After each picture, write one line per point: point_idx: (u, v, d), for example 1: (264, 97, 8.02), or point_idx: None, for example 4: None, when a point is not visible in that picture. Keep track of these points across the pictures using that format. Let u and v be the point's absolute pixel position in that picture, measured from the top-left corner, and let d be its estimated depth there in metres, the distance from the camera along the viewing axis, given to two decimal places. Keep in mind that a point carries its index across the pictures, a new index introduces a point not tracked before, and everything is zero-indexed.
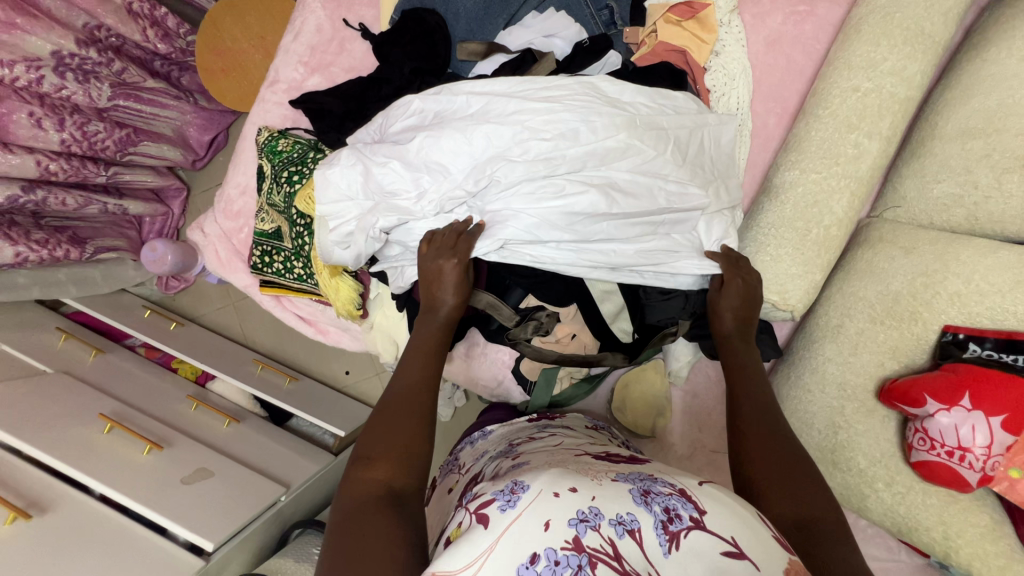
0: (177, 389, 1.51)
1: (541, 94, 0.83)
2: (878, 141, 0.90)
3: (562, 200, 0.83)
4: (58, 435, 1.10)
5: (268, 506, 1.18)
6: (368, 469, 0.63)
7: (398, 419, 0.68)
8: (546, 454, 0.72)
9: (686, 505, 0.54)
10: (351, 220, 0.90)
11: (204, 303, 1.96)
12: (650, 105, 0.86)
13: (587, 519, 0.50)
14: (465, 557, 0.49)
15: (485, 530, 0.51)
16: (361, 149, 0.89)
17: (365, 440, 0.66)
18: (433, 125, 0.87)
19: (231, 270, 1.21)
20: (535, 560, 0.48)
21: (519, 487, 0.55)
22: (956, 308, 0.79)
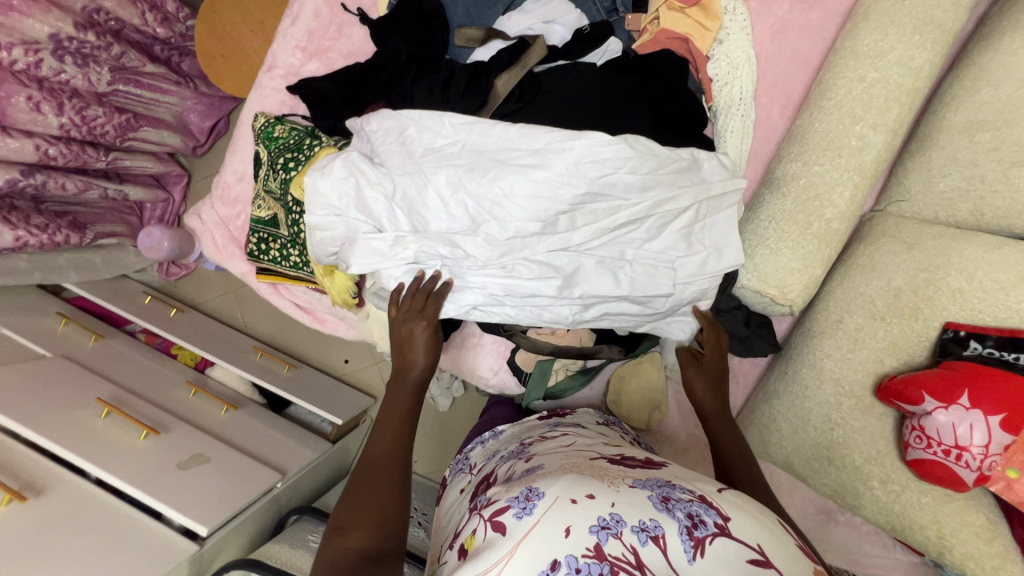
0: (176, 375, 1.52)
1: (532, 158, 0.80)
2: (884, 133, 0.88)
3: (524, 280, 0.85)
4: (56, 418, 1.10)
5: (264, 492, 1.19)
6: (344, 538, 0.62)
7: (371, 485, 0.69)
8: (561, 455, 0.72)
9: (709, 511, 0.56)
10: (336, 233, 0.92)
11: (205, 290, 1.97)
12: (643, 180, 0.80)
13: (609, 526, 0.53)
14: (484, 563, 0.53)
15: (504, 537, 0.55)
16: (353, 166, 0.89)
17: (339, 510, 0.66)
18: (418, 168, 0.85)
19: (228, 257, 1.21)
20: (555, 567, 0.51)
21: (533, 493, 0.58)
22: (958, 305, 0.78)
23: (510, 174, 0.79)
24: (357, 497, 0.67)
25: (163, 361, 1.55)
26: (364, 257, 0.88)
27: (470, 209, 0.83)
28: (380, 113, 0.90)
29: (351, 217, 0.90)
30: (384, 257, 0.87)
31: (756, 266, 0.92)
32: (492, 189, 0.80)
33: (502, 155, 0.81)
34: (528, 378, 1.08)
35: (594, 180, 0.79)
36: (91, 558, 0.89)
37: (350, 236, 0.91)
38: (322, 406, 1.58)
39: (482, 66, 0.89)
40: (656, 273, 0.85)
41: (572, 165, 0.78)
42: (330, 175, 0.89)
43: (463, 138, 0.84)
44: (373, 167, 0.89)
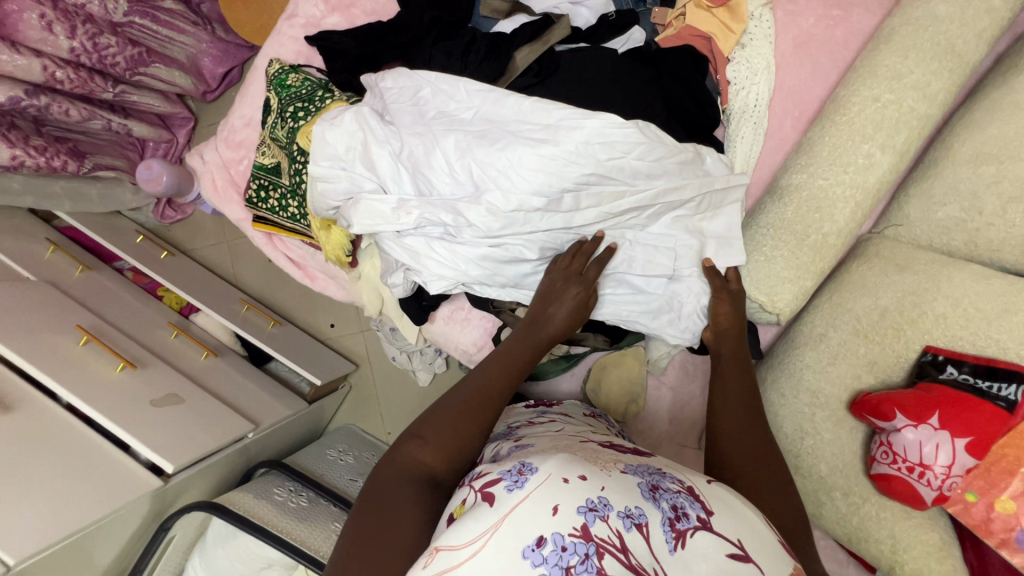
0: (159, 316, 1.51)
1: (543, 131, 0.80)
2: (890, 155, 0.89)
3: (520, 254, 0.85)
4: (34, 340, 1.09)
5: (234, 440, 1.19)
6: (420, 448, 0.65)
7: (462, 409, 0.68)
8: (549, 437, 0.72)
9: (693, 505, 0.57)
10: (339, 187, 0.91)
11: (200, 238, 1.95)
12: (650, 166, 0.80)
13: (596, 508, 0.53)
14: (470, 533, 0.53)
15: (491, 508, 0.54)
16: (362, 121, 0.88)
17: (425, 417, 0.68)
18: (428, 130, 0.85)
19: (226, 201, 1.20)
20: (541, 544, 0.51)
21: (526, 468, 0.58)
22: (941, 330, 0.79)
23: (519, 144, 0.80)
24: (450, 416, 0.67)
25: (146, 300, 1.54)
26: (367, 220, 0.88)
27: (475, 176, 0.82)
28: (396, 71, 0.90)
29: (357, 173, 0.90)
30: (386, 220, 0.87)
31: (749, 273, 0.93)
32: (499, 156, 0.80)
33: (513, 125, 0.82)
34: None
35: (601, 160, 0.79)
36: (55, 478, 0.89)
37: (354, 193, 0.90)
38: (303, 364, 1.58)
39: (503, 37, 0.88)
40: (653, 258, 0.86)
41: (580, 142, 0.79)
42: (340, 126, 0.89)
43: (478, 106, 0.84)
44: (383, 123, 0.88)
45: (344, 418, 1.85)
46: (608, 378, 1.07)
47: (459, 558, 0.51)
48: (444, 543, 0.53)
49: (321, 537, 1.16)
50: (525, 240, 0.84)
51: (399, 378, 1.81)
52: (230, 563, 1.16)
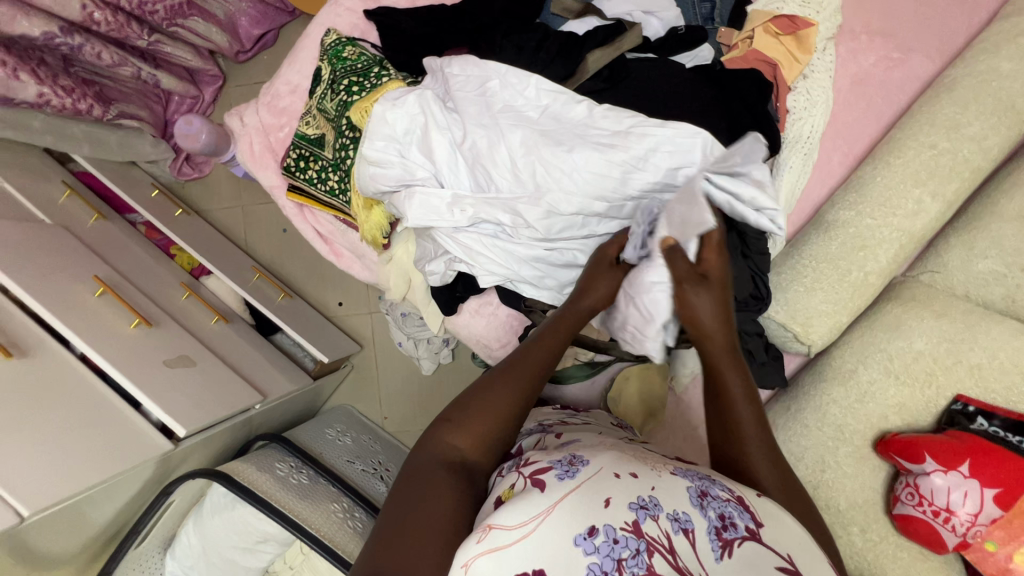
0: (170, 274, 1.47)
1: (607, 138, 0.81)
2: (938, 203, 0.91)
3: (573, 257, 0.88)
4: (51, 285, 1.06)
5: (241, 410, 1.17)
6: (454, 432, 0.65)
7: (495, 397, 0.67)
8: (594, 434, 0.74)
9: (744, 515, 0.56)
10: (393, 170, 0.90)
11: (215, 200, 1.91)
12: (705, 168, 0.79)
13: (647, 507, 0.54)
14: (522, 515, 0.54)
15: (541, 493, 0.56)
16: (423, 107, 0.88)
17: (454, 403, 0.67)
18: (494, 123, 0.85)
19: (261, 167, 1.17)
20: (592, 534, 0.52)
21: (577, 460, 0.60)
22: (974, 380, 0.82)
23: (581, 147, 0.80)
24: (478, 401, 0.67)
25: (157, 257, 1.50)
26: (422, 211, 0.88)
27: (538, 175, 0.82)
28: (464, 58, 0.89)
29: (412, 159, 0.90)
30: (441, 215, 0.88)
31: (786, 302, 0.93)
32: (560, 158, 0.81)
33: (579, 128, 0.82)
34: None
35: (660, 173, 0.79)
36: (68, 430, 0.86)
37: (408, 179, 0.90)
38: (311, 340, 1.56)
39: (576, 39, 0.88)
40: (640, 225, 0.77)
41: (644, 153, 0.79)
42: (401, 108, 0.89)
43: (546, 105, 0.85)
44: (445, 110, 0.88)
45: (342, 398, 1.83)
46: (629, 390, 1.07)
47: (509, 538, 0.52)
48: (496, 521, 0.54)
49: (321, 516, 1.15)
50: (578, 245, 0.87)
51: (402, 364, 1.79)
52: (226, 533, 1.14)
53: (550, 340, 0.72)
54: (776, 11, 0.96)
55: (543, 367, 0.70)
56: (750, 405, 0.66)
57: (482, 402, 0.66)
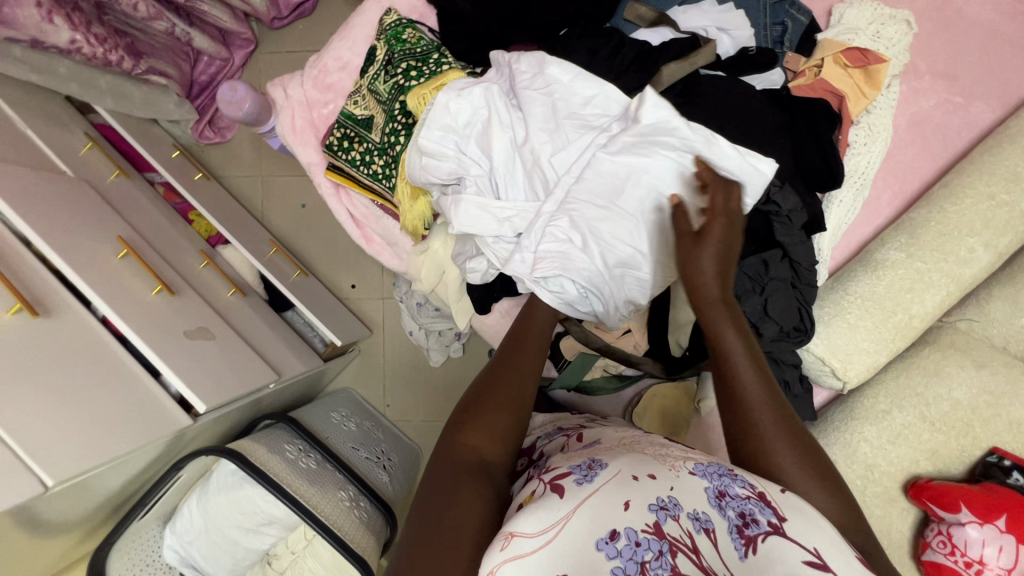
0: (188, 241, 1.42)
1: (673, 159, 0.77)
2: (990, 254, 0.91)
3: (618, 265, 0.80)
4: (75, 242, 1.02)
5: (255, 389, 1.14)
6: (465, 434, 0.64)
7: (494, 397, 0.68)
8: (614, 432, 0.73)
9: (764, 510, 0.53)
10: (445, 165, 0.87)
11: (235, 166, 1.86)
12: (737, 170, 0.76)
13: (667, 507, 0.51)
14: (541, 522, 0.51)
15: (562, 499, 0.53)
16: (484, 102, 0.86)
17: (460, 408, 0.67)
18: (557, 127, 0.83)
19: (301, 142, 1.14)
20: (614, 538, 0.48)
21: (596, 464, 0.57)
22: (1011, 434, 0.84)
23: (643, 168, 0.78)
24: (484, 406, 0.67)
25: (175, 222, 1.45)
26: (468, 212, 0.84)
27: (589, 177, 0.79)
28: (533, 54, 0.87)
29: (464, 160, 0.87)
30: (488, 225, 0.84)
31: (829, 337, 0.92)
32: (620, 175, 0.79)
33: (646, 134, 0.77)
34: (567, 367, 1.08)
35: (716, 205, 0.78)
36: (90, 398, 0.83)
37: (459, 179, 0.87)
38: (324, 321, 1.53)
39: (651, 49, 0.87)
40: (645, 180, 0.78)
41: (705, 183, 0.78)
42: (465, 99, 0.86)
43: (613, 114, 0.83)
44: (509, 108, 0.86)
45: (346, 381, 1.81)
46: (654, 406, 1.05)
47: (529, 546, 0.50)
48: (518, 529, 0.52)
49: (331, 504, 1.14)
50: (623, 268, 0.80)
51: (410, 354, 1.77)
52: (231, 512, 1.11)
53: (531, 343, 0.75)
54: (849, 43, 0.94)
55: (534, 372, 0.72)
56: (760, 380, 0.62)
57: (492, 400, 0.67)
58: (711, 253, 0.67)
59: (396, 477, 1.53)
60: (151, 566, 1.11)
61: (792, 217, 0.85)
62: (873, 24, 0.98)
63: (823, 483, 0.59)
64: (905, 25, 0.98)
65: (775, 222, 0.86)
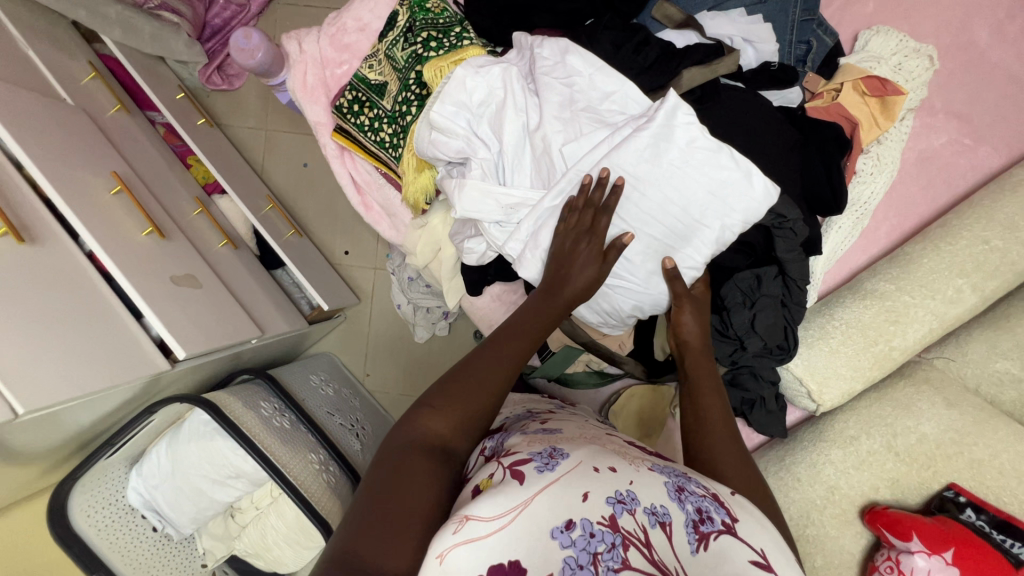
0: (184, 186, 1.40)
1: (676, 171, 0.78)
2: (976, 297, 0.93)
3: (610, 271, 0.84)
4: (69, 173, 0.99)
5: (238, 343, 1.14)
6: (430, 417, 0.64)
7: (467, 390, 0.66)
8: (577, 426, 0.74)
9: (719, 510, 0.56)
10: (455, 142, 0.86)
11: (239, 116, 1.83)
12: (737, 187, 0.77)
13: (624, 501, 0.53)
14: (499, 506, 0.51)
15: (521, 486, 0.53)
16: (501, 84, 0.86)
17: (435, 386, 0.67)
18: (570, 120, 0.82)
19: (311, 100, 1.12)
20: (569, 527, 0.50)
21: (557, 453, 0.58)
22: (970, 474, 0.86)
23: (649, 178, 0.78)
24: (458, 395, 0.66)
25: (173, 165, 1.42)
26: (472, 195, 0.83)
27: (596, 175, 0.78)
28: (556, 40, 0.85)
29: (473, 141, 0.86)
30: (491, 209, 0.84)
31: (809, 357, 0.94)
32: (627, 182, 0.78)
33: (658, 137, 0.77)
34: (550, 356, 1.08)
35: (709, 227, 0.79)
36: (69, 331, 0.82)
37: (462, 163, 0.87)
38: (314, 284, 1.52)
39: (676, 52, 0.86)
40: (654, 184, 0.78)
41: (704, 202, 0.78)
42: (482, 78, 0.86)
43: (627, 112, 0.83)
44: (526, 94, 0.85)
45: (328, 346, 1.80)
46: (632, 405, 1.06)
47: (484, 530, 0.50)
48: (473, 512, 0.51)
49: (299, 464, 1.14)
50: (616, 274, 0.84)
51: (395, 327, 1.77)
52: (199, 462, 1.12)
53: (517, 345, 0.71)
54: (869, 71, 0.94)
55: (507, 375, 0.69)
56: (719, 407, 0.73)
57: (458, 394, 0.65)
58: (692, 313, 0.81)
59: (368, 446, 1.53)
60: (113, 506, 1.09)
61: (796, 231, 0.84)
62: (897, 55, 0.99)
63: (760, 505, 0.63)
64: (927, 60, 0.98)
65: (777, 236, 0.84)
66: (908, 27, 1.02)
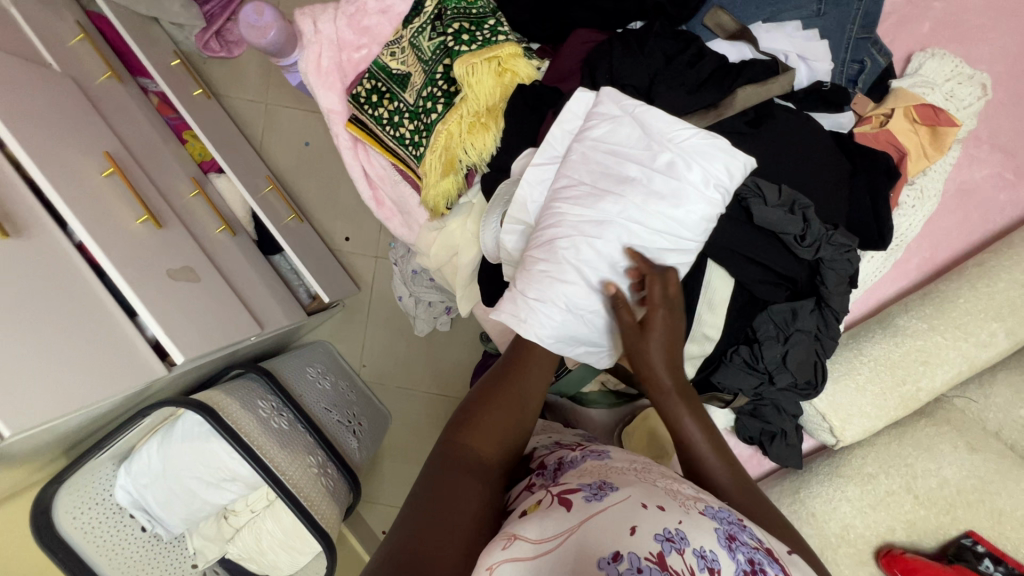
0: (178, 163, 1.31)
1: (648, 134, 0.75)
2: (1009, 341, 0.91)
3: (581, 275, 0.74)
4: (57, 153, 0.90)
5: (237, 341, 1.07)
6: (469, 434, 0.66)
7: (501, 406, 0.69)
8: (624, 451, 0.72)
9: (773, 565, 0.52)
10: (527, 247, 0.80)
11: (238, 87, 1.72)
12: (693, 136, 0.73)
13: (673, 540, 0.50)
14: (547, 530, 0.52)
15: (568, 513, 0.54)
16: (555, 182, 0.77)
17: (463, 406, 0.70)
18: (651, 187, 0.72)
19: (324, 85, 1.02)
20: (616, 559, 0.48)
21: (608, 486, 0.57)
22: (989, 523, 0.85)
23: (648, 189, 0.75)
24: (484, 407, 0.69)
25: (167, 139, 1.32)
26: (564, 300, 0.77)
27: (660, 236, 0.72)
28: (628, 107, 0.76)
29: (550, 232, 0.73)
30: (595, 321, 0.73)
31: (835, 393, 0.91)
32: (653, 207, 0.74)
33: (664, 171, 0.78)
34: (564, 374, 1.04)
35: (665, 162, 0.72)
36: (61, 336, 0.76)
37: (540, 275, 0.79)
38: (314, 274, 1.45)
39: (730, 67, 0.81)
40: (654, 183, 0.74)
41: (684, 134, 0.73)
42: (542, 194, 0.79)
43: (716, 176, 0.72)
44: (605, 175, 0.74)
45: (323, 335, 1.73)
46: (644, 427, 1.01)
47: (529, 552, 0.50)
48: (522, 532, 0.53)
49: (298, 469, 1.10)
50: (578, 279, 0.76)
51: (394, 319, 1.71)
52: (194, 462, 1.07)
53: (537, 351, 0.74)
54: (921, 97, 0.89)
55: (527, 394, 0.72)
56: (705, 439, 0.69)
57: (496, 406, 0.69)
58: (656, 348, 0.69)
59: (364, 443, 1.51)
60: (101, 505, 1.04)
61: (852, 259, 0.79)
62: (950, 81, 0.94)
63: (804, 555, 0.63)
64: (980, 89, 0.94)
65: (831, 272, 0.80)
66: (963, 52, 0.97)
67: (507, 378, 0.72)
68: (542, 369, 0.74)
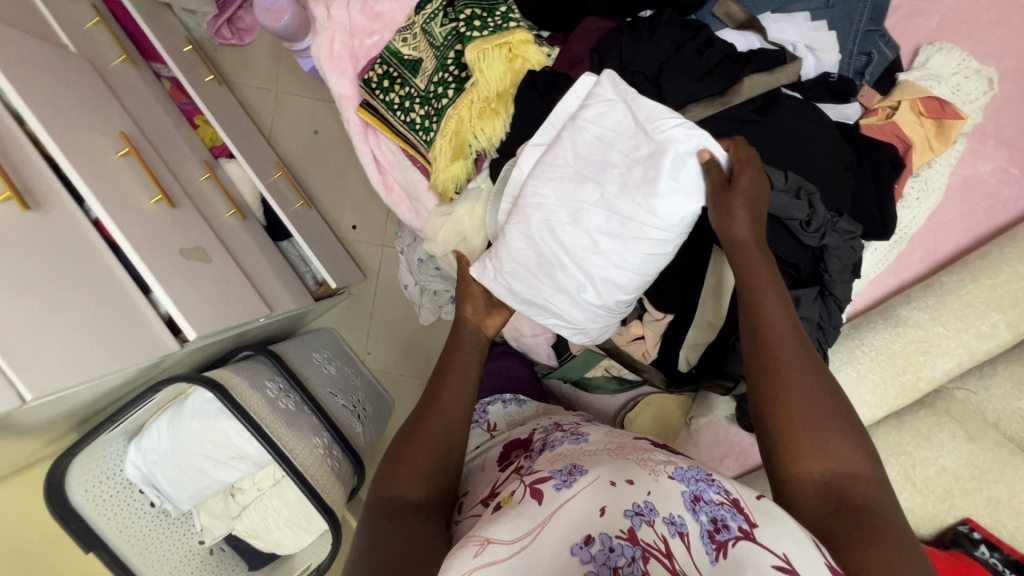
0: (190, 147, 1.32)
1: (636, 122, 0.76)
2: (1009, 333, 0.92)
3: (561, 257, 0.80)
4: (75, 131, 0.92)
5: (247, 321, 1.09)
6: (398, 483, 0.68)
7: (425, 444, 0.71)
8: (604, 433, 0.73)
9: (736, 516, 0.52)
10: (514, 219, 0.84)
11: (249, 75, 1.73)
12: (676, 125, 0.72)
13: (643, 513, 0.52)
14: (517, 529, 0.52)
15: (538, 505, 0.55)
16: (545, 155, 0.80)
17: (387, 463, 0.71)
18: (626, 179, 0.73)
19: (336, 71, 1.03)
20: (588, 543, 0.51)
21: (577, 470, 0.59)
22: (987, 510, 0.87)
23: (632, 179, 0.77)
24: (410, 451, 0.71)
25: (178, 124, 1.34)
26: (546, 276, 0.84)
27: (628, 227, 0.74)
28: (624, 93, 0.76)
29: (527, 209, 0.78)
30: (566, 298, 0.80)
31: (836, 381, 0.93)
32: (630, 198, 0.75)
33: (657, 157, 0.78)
34: (569, 360, 1.08)
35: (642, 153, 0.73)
36: (80, 311, 0.78)
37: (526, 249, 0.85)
38: (322, 261, 1.47)
39: (738, 55, 0.82)
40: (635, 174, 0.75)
41: (667, 123, 0.73)
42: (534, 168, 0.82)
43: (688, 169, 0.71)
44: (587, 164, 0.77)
45: (330, 321, 1.75)
46: (647, 413, 1.03)
47: (504, 552, 0.51)
48: (494, 535, 0.52)
49: (304, 449, 1.12)
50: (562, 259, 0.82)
51: (399, 308, 1.73)
52: (202, 441, 1.09)
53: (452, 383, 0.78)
54: (926, 91, 0.90)
55: (450, 420, 0.74)
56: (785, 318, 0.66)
57: (422, 444, 0.71)
58: (741, 200, 0.68)
59: (368, 428, 1.52)
60: (111, 480, 1.07)
61: (857, 247, 0.80)
62: (957, 75, 0.95)
63: (852, 444, 0.59)
64: (986, 83, 0.94)
65: (834, 260, 0.81)
66: (970, 46, 0.98)
67: (429, 417, 0.74)
68: (457, 399, 0.76)
